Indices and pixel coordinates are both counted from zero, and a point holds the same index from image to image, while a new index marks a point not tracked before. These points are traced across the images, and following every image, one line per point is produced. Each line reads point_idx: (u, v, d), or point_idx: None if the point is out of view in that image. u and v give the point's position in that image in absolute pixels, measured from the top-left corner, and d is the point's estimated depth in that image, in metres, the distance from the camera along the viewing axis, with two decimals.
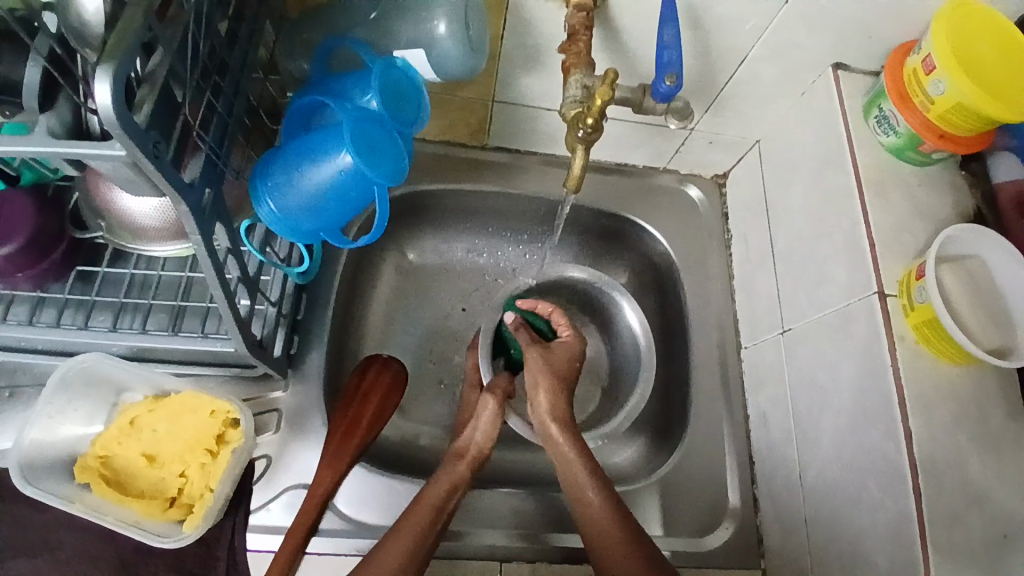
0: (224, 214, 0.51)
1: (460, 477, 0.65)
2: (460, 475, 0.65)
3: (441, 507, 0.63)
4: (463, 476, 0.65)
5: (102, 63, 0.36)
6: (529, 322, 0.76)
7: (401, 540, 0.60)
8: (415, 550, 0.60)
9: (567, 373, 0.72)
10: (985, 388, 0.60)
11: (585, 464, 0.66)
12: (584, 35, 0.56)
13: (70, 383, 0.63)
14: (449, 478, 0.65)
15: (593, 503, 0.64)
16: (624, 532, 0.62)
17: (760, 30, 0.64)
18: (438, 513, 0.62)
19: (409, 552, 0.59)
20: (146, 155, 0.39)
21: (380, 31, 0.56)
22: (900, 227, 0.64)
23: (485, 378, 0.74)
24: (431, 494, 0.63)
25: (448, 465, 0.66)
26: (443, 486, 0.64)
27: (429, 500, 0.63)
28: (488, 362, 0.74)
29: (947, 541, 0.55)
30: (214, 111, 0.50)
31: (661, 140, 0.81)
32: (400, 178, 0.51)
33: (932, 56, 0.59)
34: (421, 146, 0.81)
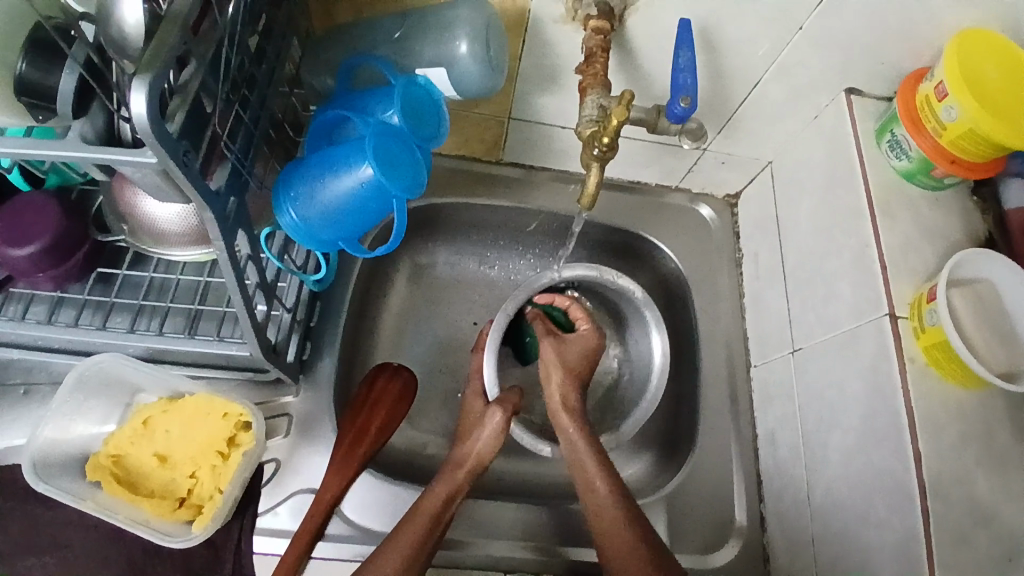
0: (246, 222, 0.53)
1: (457, 484, 0.66)
2: (459, 483, 0.66)
3: (441, 514, 0.64)
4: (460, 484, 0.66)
5: (139, 74, 0.38)
6: (550, 314, 0.81)
7: (401, 549, 0.61)
8: (413, 558, 0.60)
9: (579, 365, 0.77)
10: (994, 411, 0.60)
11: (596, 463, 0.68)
12: (601, 57, 0.58)
13: (87, 382, 0.64)
14: (448, 485, 0.66)
15: (606, 503, 0.66)
16: (626, 537, 0.64)
17: (773, 53, 0.65)
18: (437, 521, 0.63)
19: (407, 559, 0.60)
20: (176, 163, 0.41)
21: (404, 50, 0.57)
22: (911, 250, 0.65)
23: (492, 391, 0.74)
24: (428, 502, 0.64)
25: (445, 474, 0.67)
26: (440, 494, 0.65)
27: (427, 509, 0.63)
28: (494, 372, 0.75)
29: (955, 564, 0.55)
30: (241, 123, 0.52)
31: (673, 158, 0.82)
32: (418, 192, 0.53)
33: (944, 82, 0.60)
34: (437, 159, 0.82)
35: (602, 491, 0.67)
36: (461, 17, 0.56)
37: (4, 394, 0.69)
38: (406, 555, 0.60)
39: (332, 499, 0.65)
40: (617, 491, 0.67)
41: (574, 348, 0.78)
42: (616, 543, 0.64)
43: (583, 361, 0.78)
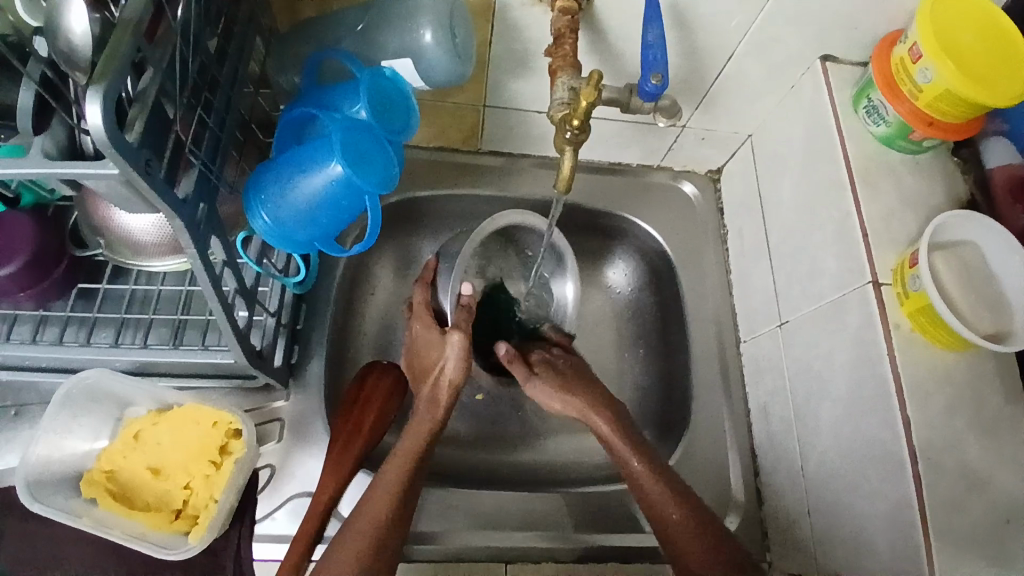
0: (218, 228, 0.52)
1: (434, 425, 0.65)
2: (436, 421, 0.65)
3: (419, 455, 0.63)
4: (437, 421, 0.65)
5: (92, 85, 0.37)
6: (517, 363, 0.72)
7: (383, 492, 0.59)
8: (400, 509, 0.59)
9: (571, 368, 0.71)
10: (982, 373, 0.60)
11: (596, 412, 0.67)
12: (570, 38, 0.57)
13: (75, 400, 0.64)
14: (426, 425, 0.65)
15: (639, 472, 0.63)
16: (688, 524, 0.60)
17: (745, 26, 0.64)
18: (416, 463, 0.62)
19: (394, 511, 0.59)
20: (138, 172, 0.40)
21: (368, 42, 0.56)
22: (892, 215, 0.64)
23: (448, 302, 0.71)
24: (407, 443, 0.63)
25: (419, 413, 0.66)
26: (418, 432, 0.64)
27: (406, 453, 0.62)
28: (456, 292, 0.71)
29: (949, 528, 0.55)
30: (205, 127, 0.51)
31: (653, 138, 0.81)
32: (391, 186, 0.52)
33: (919, 44, 0.59)
34: (413, 152, 0.81)
35: (625, 456, 0.64)
36: (423, 4, 0.55)
37: None
38: (389, 501, 0.59)
39: (329, 500, 0.64)
40: (639, 450, 0.64)
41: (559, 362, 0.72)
42: (676, 537, 0.60)
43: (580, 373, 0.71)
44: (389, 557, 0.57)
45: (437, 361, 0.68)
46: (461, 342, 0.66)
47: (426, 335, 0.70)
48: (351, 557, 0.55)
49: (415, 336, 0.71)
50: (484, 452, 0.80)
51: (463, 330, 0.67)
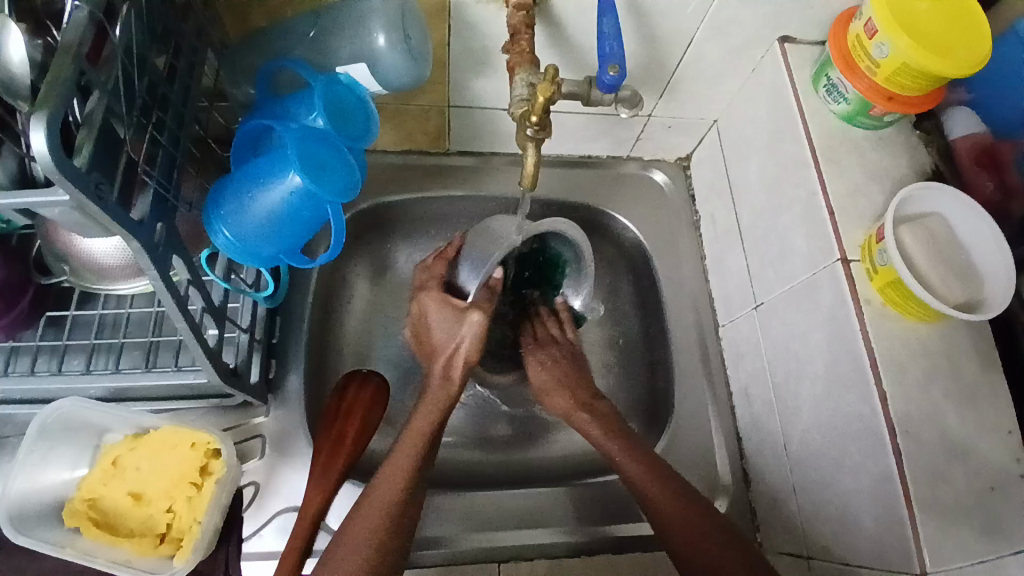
0: (179, 247, 0.51)
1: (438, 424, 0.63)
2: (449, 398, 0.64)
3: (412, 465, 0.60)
4: (437, 419, 0.63)
5: (35, 111, 0.36)
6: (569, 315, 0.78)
7: (377, 504, 0.58)
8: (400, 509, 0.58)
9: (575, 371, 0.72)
10: (957, 342, 0.61)
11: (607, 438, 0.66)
12: (526, 34, 0.56)
13: (51, 430, 0.63)
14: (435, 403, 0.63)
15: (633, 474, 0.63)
16: (700, 521, 0.61)
17: (701, 12, 0.64)
18: (412, 472, 0.60)
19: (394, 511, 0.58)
20: (89, 198, 0.39)
21: (320, 49, 0.56)
22: (857, 192, 0.65)
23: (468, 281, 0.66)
24: (399, 452, 0.61)
25: (418, 411, 0.63)
26: (415, 434, 0.62)
27: (416, 435, 0.62)
28: (475, 272, 0.65)
29: (933, 499, 0.55)
30: (158, 146, 0.50)
31: (620, 128, 0.81)
32: (353, 194, 0.52)
33: (874, 20, 0.59)
34: (381, 157, 0.80)
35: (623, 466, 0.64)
36: (374, 8, 0.54)
37: None
38: (383, 516, 0.57)
39: (318, 511, 0.64)
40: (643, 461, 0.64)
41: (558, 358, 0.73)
42: (696, 546, 0.60)
43: (572, 371, 0.72)
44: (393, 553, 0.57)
45: (450, 342, 0.64)
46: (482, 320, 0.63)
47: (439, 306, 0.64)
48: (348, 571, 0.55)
49: (426, 310, 0.65)
50: (475, 451, 0.79)
51: (483, 310, 0.63)
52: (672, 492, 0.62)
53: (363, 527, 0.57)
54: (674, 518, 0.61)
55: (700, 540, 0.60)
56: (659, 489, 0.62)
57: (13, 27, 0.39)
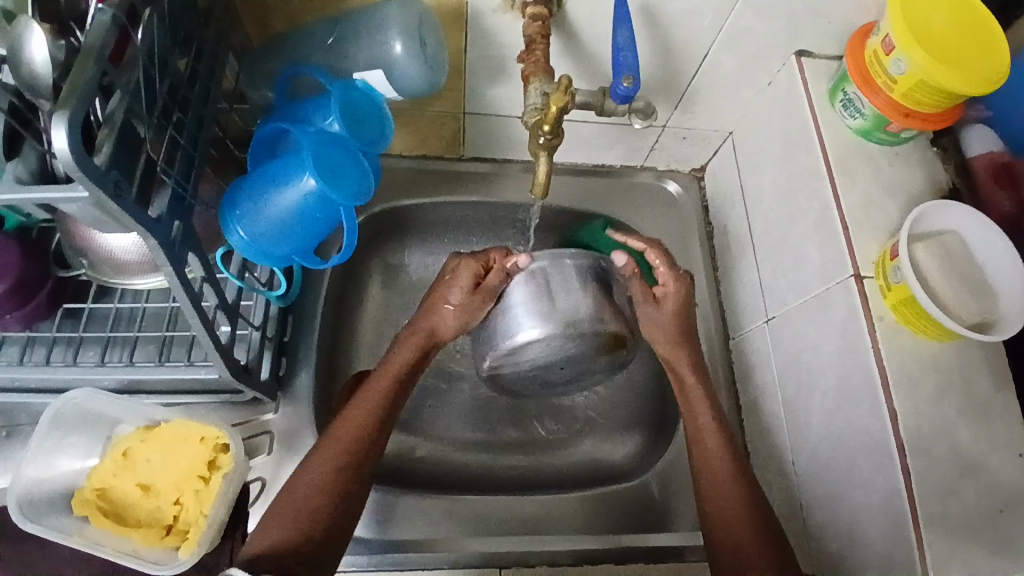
0: (196, 245, 0.52)
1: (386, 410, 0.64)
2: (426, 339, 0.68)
3: (355, 441, 0.61)
4: (385, 405, 0.64)
5: (57, 110, 0.37)
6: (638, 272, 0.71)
7: (314, 479, 0.58)
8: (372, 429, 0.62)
9: (682, 322, 0.70)
10: (970, 360, 0.60)
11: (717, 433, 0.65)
12: (541, 44, 0.57)
13: (65, 419, 0.64)
14: (415, 341, 0.67)
15: (710, 449, 0.65)
16: (726, 466, 0.64)
17: (717, 24, 0.65)
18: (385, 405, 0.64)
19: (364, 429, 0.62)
20: (107, 195, 0.40)
21: (338, 55, 0.57)
22: (872, 208, 0.64)
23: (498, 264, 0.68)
24: (338, 434, 0.61)
25: (370, 385, 0.65)
26: (394, 365, 0.66)
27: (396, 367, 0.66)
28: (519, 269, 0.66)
29: (942, 519, 0.54)
30: (178, 146, 0.51)
31: (635, 138, 0.81)
32: (366, 197, 0.52)
33: (891, 36, 0.59)
34: (397, 161, 0.81)
35: (707, 439, 0.66)
36: (392, 16, 0.55)
37: None
38: (357, 437, 0.61)
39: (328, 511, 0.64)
40: (725, 441, 0.65)
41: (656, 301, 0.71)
42: (733, 527, 0.60)
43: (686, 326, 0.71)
44: (363, 472, 0.60)
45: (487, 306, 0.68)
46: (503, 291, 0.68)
47: (454, 287, 0.66)
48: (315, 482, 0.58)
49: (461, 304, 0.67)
50: (483, 459, 0.80)
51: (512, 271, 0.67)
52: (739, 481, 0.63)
53: (306, 483, 0.58)
54: (715, 468, 0.64)
55: (725, 482, 0.63)
56: (731, 469, 0.64)
57: (38, 29, 0.40)
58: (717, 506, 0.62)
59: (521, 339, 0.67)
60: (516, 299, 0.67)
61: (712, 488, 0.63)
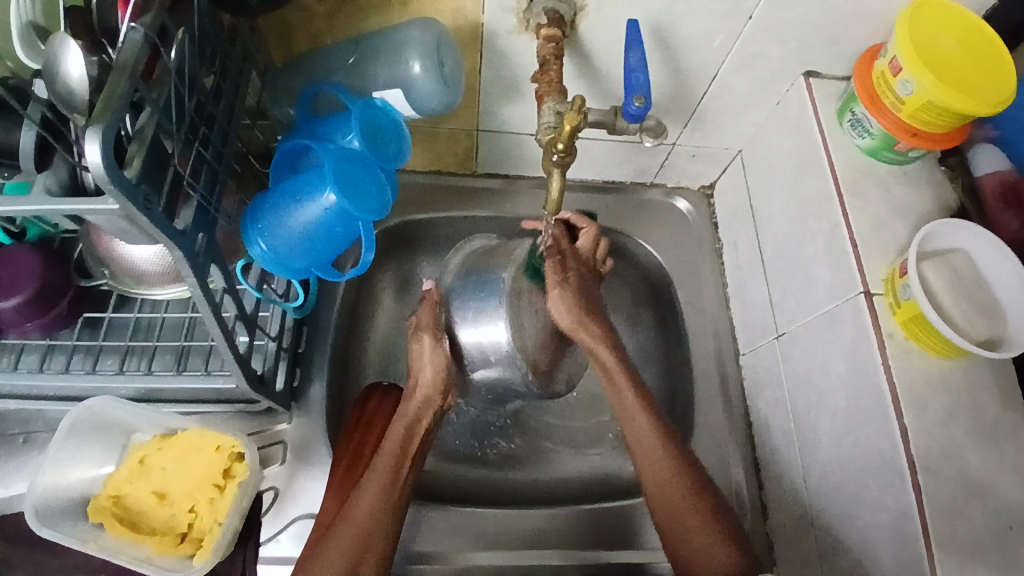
0: (218, 257, 0.54)
1: (389, 518, 0.60)
2: (416, 415, 0.65)
3: (367, 527, 0.59)
4: (387, 489, 0.61)
5: (92, 125, 0.39)
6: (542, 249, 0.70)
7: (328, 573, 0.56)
8: (383, 505, 0.60)
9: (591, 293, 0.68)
10: (978, 379, 0.61)
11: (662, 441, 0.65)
12: (555, 65, 0.58)
13: (82, 427, 0.65)
14: (405, 420, 0.65)
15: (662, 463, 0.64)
16: (680, 483, 0.63)
17: (727, 46, 0.66)
18: (393, 483, 0.61)
19: (376, 508, 0.60)
20: (137, 207, 0.42)
21: (359, 75, 0.59)
22: (880, 226, 0.65)
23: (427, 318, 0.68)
24: (347, 525, 0.59)
25: (374, 464, 0.62)
26: (392, 445, 0.63)
27: (391, 446, 0.63)
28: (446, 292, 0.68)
29: (952, 537, 0.55)
30: (204, 161, 0.53)
31: (645, 155, 0.83)
32: (384, 212, 0.54)
33: (897, 58, 0.60)
34: (411, 177, 0.83)
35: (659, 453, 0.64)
36: (411, 38, 0.57)
37: (5, 445, 0.70)
38: (366, 525, 0.59)
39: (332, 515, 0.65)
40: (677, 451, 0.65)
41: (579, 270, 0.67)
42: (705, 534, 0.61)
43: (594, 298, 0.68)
44: (377, 557, 0.58)
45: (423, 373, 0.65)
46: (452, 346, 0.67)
47: (419, 357, 0.66)
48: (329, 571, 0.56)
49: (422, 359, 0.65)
50: (488, 470, 0.81)
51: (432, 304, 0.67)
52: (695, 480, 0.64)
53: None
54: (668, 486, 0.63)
55: (664, 488, 0.63)
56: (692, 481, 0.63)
57: (74, 45, 0.42)
58: (683, 511, 0.63)
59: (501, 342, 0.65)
60: (469, 343, 0.66)
61: (677, 519, 0.62)
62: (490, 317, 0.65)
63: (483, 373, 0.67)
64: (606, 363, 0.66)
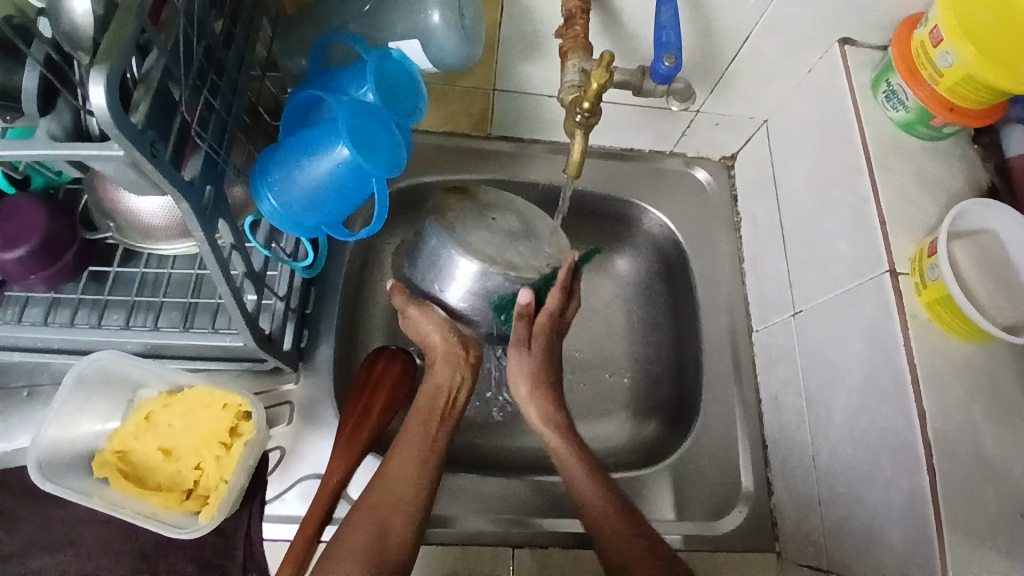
0: (226, 212, 0.52)
1: (427, 471, 0.61)
2: (450, 379, 0.65)
3: (410, 478, 0.60)
4: (427, 443, 0.62)
5: (96, 66, 0.36)
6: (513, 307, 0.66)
7: (371, 519, 0.57)
8: (425, 459, 0.61)
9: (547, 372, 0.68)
10: (1001, 363, 0.59)
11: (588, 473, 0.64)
12: (582, 19, 0.55)
13: (88, 381, 0.64)
14: (438, 381, 0.65)
15: (590, 492, 0.63)
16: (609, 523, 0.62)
17: (760, 8, 0.63)
18: (432, 439, 0.63)
19: (418, 460, 0.61)
20: (144, 155, 0.40)
21: (375, 24, 0.56)
22: (910, 202, 0.63)
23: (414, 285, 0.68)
24: (390, 473, 0.60)
25: (408, 424, 0.64)
26: (424, 403, 0.65)
27: (423, 406, 0.64)
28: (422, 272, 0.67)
29: (964, 521, 0.54)
30: (212, 111, 0.50)
31: (665, 122, 0.80)
32: (398, 170, 0.52)
33: (940, 28, 0.58)
34: (423, 138, 0.81)
35: (586, 485, 0.64)
36: None
37: (8, 396, 0.69)
38: (412, 472, 0.60)
39: (338, 483, 0.64)
40: (602, 486, 0.64)
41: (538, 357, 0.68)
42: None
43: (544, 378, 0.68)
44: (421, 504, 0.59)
45: (427, 334, 0.65)
46: (447, 309, 0.67)
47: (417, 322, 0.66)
48: (371, 519, 0.57)
49: (415, 324, 0.66)
50: (493, 438, 0.80)
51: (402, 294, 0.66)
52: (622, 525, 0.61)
53: (365, 521, 0.57)
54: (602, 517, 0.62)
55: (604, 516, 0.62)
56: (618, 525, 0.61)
57: None
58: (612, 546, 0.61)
59: (465, 264, 0.62)
60: (461, 297, 0.65)
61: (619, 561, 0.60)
62: (451, 265, 0.63)
63: (479, 314, 0.66)
64: (551, 435, 0.67)
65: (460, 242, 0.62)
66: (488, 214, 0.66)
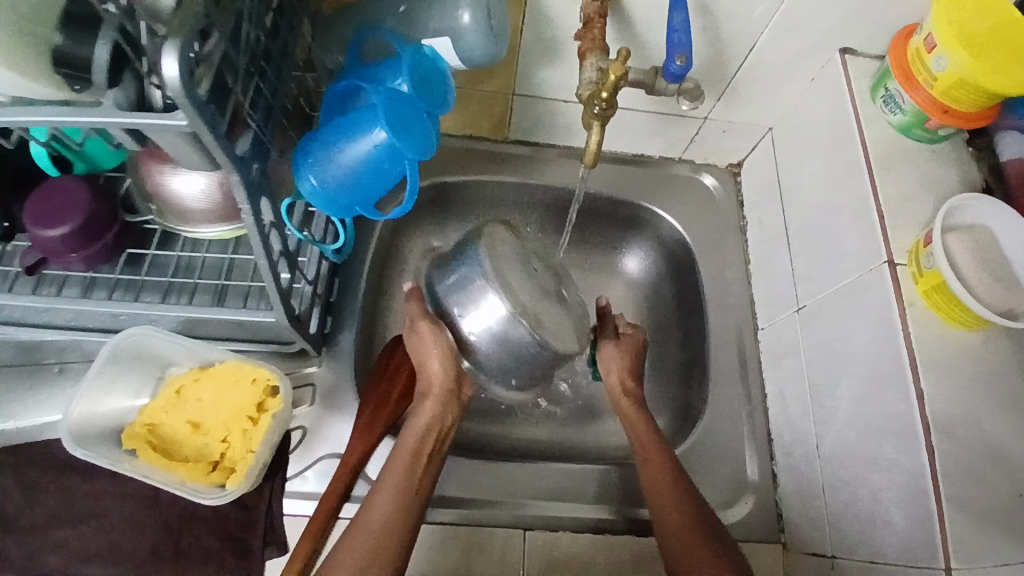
0: (268, 189, 0.56)
1: (409, 508, 0.60)
2: (439, 417, 0.67)
3: (390, 517, 0.59)
4: (411, 477, 0.62)
5: (169, 40, 0.41)
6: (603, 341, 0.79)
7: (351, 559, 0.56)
8: (410, 497, 0.60)
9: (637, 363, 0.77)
10: (997, 350, 0.62)
11: (660, 451, 0.68)
12: (599, 22, 0.60)
13: (123, 355, 0.68)
14: (427, 419, 0.66)
15: (657, 460, 0.68)
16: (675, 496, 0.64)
17: (766, 17, 0.67)
18: (418, 476, 0.62)
19: (403, 497, 0.60)
20: (205, 124, 0.44)
21: (408, 22, 0.61)
22: (908, 200, 0.66)
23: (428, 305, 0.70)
24: (373, 509, 0.59)
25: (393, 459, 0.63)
26: (411, 439, 0.65)
27: (409, 442, 0.64)
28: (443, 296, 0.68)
29: (963, 499, 0.56)
30: (260, 95, 0.55)
31: (676, 128, 0.84)
32: (429, 153, 0.56)
33: (933, 34, 0.62)
34: (446, 140, 0.85)
35: (655, 453, 0.68)
36: None
37: (39, 373, 0.73)
38: (398, 505, 0.59)
39: (358, 461, 0.66)
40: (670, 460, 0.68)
41: (629, 359, 0.77)
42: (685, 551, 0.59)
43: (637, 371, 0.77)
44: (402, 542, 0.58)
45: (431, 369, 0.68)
46: (457, 337, 0.67)
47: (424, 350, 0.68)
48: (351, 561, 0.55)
49: (421, 342, 0.68)
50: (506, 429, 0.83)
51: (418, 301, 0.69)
52: (684, 502, 0.64)
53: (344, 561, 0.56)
54: (662, 486, 0.65)
55: (659, 479, 0.66)
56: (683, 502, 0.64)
57: None
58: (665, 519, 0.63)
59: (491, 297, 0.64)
60: (475, 329, 0.66)
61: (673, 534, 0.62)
62: (478, 295, 0.65)
63: (489, 356, 0.66)
64: (628, 411, 0.73)
65: (493, 278, 0.64)
66: (528, 262, 0.69)
